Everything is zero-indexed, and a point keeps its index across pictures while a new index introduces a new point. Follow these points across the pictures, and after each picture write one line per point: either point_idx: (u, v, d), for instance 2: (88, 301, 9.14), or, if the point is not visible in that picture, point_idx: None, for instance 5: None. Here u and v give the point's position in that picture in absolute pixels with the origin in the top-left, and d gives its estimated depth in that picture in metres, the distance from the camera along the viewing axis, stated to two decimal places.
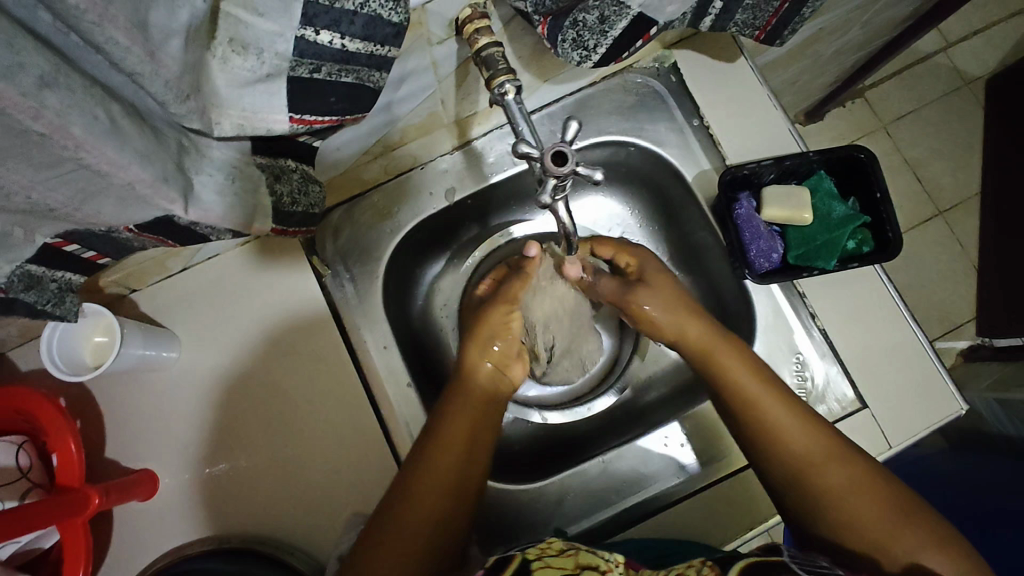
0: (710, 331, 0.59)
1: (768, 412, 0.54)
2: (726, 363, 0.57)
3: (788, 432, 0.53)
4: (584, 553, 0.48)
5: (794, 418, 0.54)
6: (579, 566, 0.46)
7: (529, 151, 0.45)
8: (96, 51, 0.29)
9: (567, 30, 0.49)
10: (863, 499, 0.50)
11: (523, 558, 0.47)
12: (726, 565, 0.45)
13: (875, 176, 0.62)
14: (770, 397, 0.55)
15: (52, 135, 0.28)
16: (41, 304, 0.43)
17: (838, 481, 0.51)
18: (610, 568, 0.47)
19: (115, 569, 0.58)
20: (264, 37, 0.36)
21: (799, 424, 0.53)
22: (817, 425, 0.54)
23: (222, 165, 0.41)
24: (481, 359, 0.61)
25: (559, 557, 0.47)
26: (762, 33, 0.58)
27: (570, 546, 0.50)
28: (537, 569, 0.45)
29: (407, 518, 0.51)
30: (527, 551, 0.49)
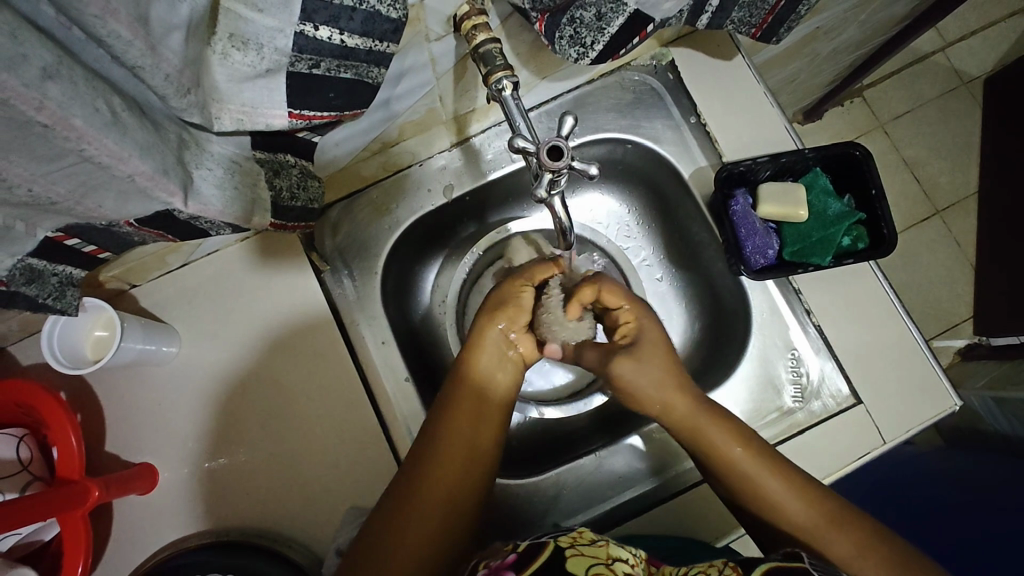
0: (693, 403, 0.57)
1: (761, 485, 0.53)
2: (713, 439, 0.56)
3: (776, 496, 0.53)
4: (613, 545, 0.49)
5: (777, 478, 0.53)
6: (610, 557, 0.47)
7: (524, 145, 0.46)
8: (97, 45, 0.30)
9: (564, 27, 0.50)
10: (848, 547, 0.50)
11: (556, 545, 0.47)
12: (748, 566, 0.47)
13: (870, 174, 0.63)
14: (760, 471, 0.54)
15: (54, 127, 0.28)
16: (43, 298, 0.44)
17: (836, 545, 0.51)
18: (635, 562, 0.48)
19: (114, 562, 0.58)
20: (265, 33, 0.36)
21: (785, 485, 0.53)
22: (807, 491, 0.53)
23: (221, 159, 0.41)
24: (492, 324, 0.62)
25: (589, 546, 0.48)
26: (758, 32, 0.58)
27: (600, 537, 0.50)
28: (571, 557, 0.46)
29: (408, 532, 0.51)
30: (559, 539, 0.49)
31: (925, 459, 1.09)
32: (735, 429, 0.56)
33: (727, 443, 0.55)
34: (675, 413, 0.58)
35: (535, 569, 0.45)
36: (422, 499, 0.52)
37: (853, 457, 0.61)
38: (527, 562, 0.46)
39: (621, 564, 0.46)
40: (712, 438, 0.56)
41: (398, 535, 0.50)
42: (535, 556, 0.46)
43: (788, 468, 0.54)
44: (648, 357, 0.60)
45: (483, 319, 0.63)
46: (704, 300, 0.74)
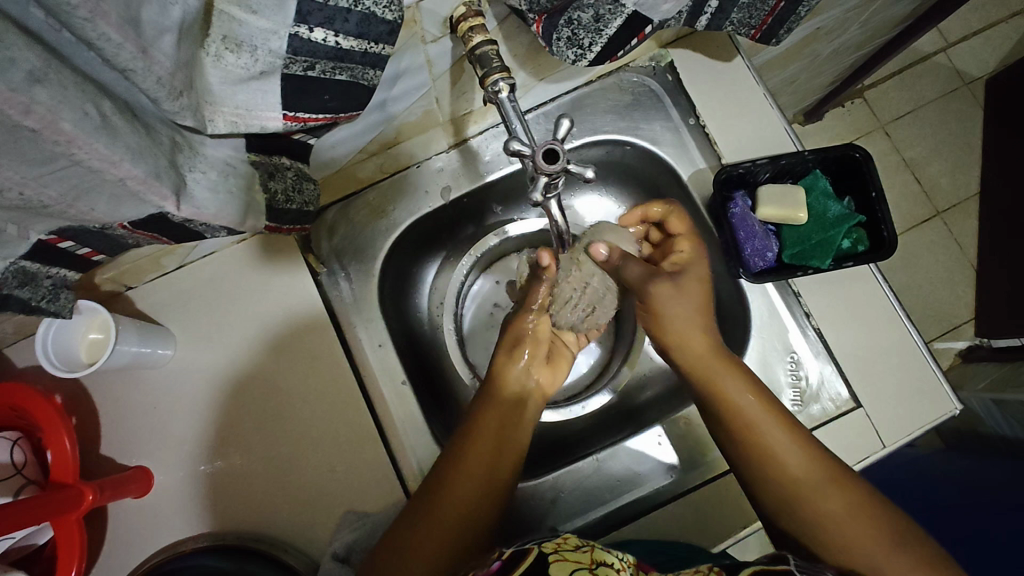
0: (709, 343, 0.58)
1: (768, 434, 0.54)
2: (725, 382, 0.56)
3: (807, 484, 0.52)
4: (598, 549, 0.48)
5: (810, 458, 0.52)
6: (594, 562, 0.46)
7: (520, 148, 0.45)
8: (88, 48, 0.29)
9: (562, 28, 0.49)
10: (881, 549, 0.49)
11: (540, 551, 0.47)
12: (735, 569, 0.47)
13: (870, 176, 0.62)
14: (767, 418, 0.54)
15: (42, 130, 0.28)
16: (36, 301, 0.44)
17: (852, 531, 0.50)
18: (622, 567, 0.47)
19: (109, 565, 0.58)
20: (259, 34, 0.36)
21: (816, 467, 0.52)
22: (809, 446, 0.53)
23: (215, 162, 0.41)
24: (513, 362, 0.63)
25: (574, 551, 0.47)
26: (757, 33, 0.58)
27: (585, 542, 0.49)
28: (554, 561, 0.45)
29: (436, 516, 0.52)
30: (544, 545, 0.49)
31: (925, 461, 1.09)
32: (771, 406, 0.55)
33: (767, 421, 0.54)
34: (690, 351, 0.58)
35: (520, 571, 0.45)
36: (461, 483, 0.53)
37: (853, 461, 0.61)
38: (513, 565, 0.46)
39: (605, 568, 0.46)
40: (724, 382, 0.56)
41: (433, 518, 0.52)
42: (518, 562, 0.46)
43: (822, 452, 0.53)
44: (689, 290, 0.58)
45: (501, 356, 0.64)
46: None
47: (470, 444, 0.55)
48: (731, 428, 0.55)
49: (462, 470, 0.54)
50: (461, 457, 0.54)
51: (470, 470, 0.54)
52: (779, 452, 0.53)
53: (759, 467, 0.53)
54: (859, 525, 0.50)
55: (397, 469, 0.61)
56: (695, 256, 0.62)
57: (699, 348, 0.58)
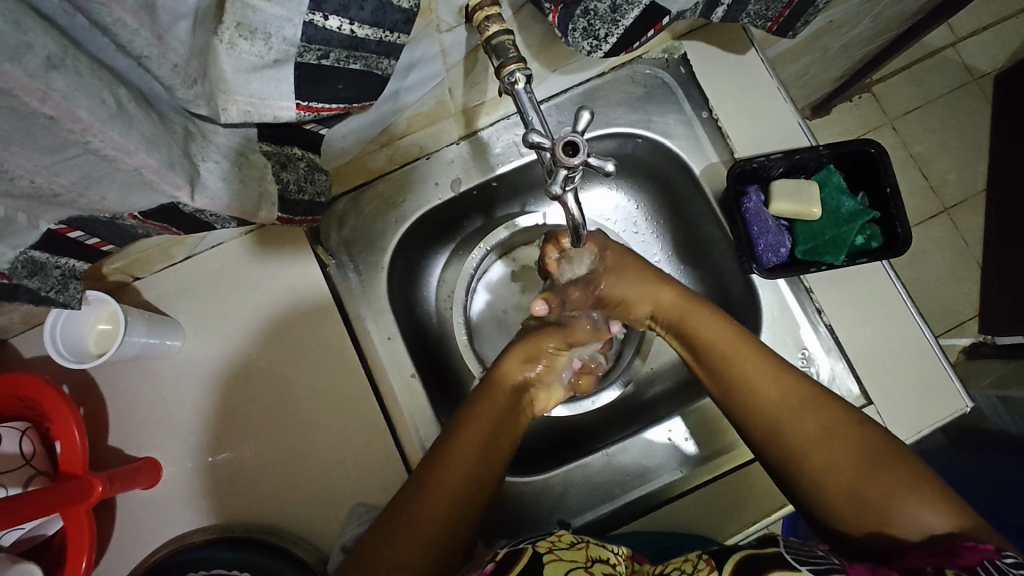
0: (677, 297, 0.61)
1: (745, 371, 0.56)
2: (700, 326, 0.59)
3: (788, 421, 0.53)
4: (593, 546, 0.48)
5: (790, 392, 0.54)
6: (589, 560, 0.46)
7: (540, 140, 0.45)
8: (102, 33, 0.29)
9: (578, 18, 0.48)
10: (876, 483, 0.49)
11: (535, 551, 0.47)
12: (721, 559, 0.46)
13: (886, 171, 0.62)
14: (743, 354, 0.56)
15: (58, 118, 0.27)
16: (45, 291, 0.43)
17: (838, 460, 0.51)
18: (617, 562, 0.48)
19: (117, 555, 0.58)
20: (273, 22, 0.35)
21: (799, 401, 0.54)
22: (789, 377, 0.55)
23: (227, 151, 0.40)
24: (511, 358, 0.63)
25: (569, 550, 0.47)
26: (774, 25, 0.57)
27: (579, 539, 0.49)
28: (549, 563, 0.45)
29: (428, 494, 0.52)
30: (538, 543, 0.48)
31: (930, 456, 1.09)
32: (753, 348, 0.57)
33: (751, 365, 0.56)
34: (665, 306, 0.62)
35: (518, 569, 0.45)
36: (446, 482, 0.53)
37: None
38: (510, 563, 0.46)
39: (600, 565, 0.46)
40: (699, 326, 0.59)
41: (418, 518, 0.51)
42: (512, 563, 0.46)
43: (804, 381, 0.55)
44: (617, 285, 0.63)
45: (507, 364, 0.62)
46: (714, 297, 0.73)
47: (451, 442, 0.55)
48: (717, 376, 0.57)
49: (447, 466, 0.53)
50: (447, 453, 0.54)
51: (453, 467, 0.54)
52: (760, 391, 0.55)
53: (742, 409, 0.56)
54: (847, 457, 0.50)
55: (406, 463, 0.61)
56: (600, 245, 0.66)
57: (668, 298, 0.62)
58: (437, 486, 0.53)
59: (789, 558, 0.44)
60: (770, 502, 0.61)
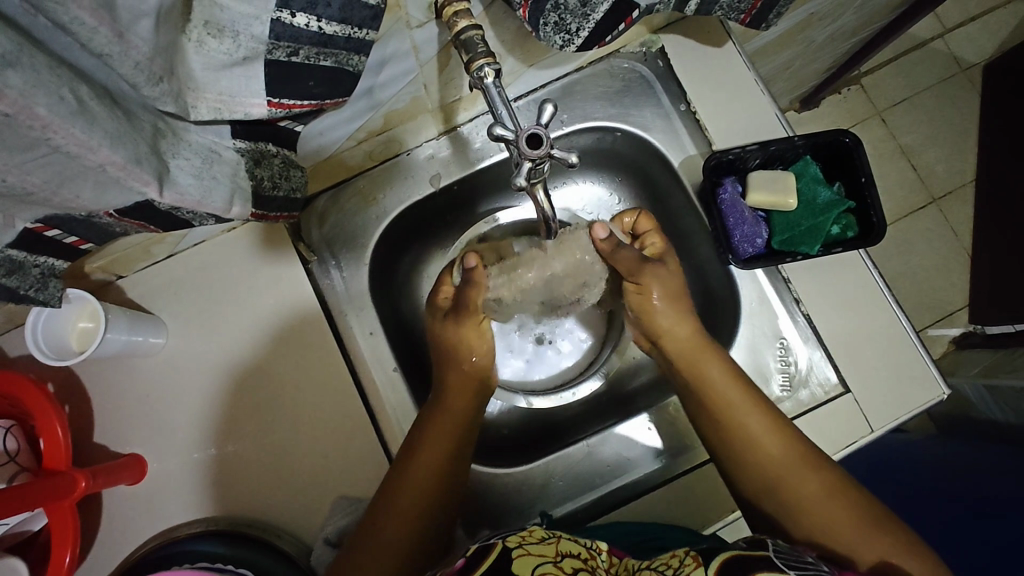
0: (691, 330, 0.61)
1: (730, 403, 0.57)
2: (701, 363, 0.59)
3: (759, 436, 0.56)
4: (564, 541, 0.49)
5: (768, 424, 0.56)
6: (558, 554, 0.47)
7: (504, 133, 0.46)
8: (65, 32, 0.29)
9: (549, 13, 0.49)
10: (843, 517, 0.51)
11: (504, 546, 0.48)
12: (709, 557, 0.46)
13: (860, 160, 0.62)
14: (735, 393, 0.58)
15: (16, 115, 0.27)
16: (24, 289, 0.43)
17: (808, 490, 0.53)
18: (590, 556, 0.49)
19: (103, 551, 0.58)
20: (239, 20, 0.36)
21: (788, 447, 0.55)
22: (771, 416, 0.57)
23: (199, 148, 0.41)
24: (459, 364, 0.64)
25: (538, 544, 0.48)
26: (747, 16, 0.57)
27: (551, 534, 0.50)
28: (517, 557, 0.46)
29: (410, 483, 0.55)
30: (508, 538, 0.49)
31: (917, 442, 1.10)
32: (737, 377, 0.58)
33: (752, 417, 0.56)
34: (676, 338, 0.61)
35: (483, 569, 0.46)
36: (401, 513, 0.54)
37: (843, 443, 0.62)
38: (476, 564, 0.46)
39: (569, 560, 0.47)
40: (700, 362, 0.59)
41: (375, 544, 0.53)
42: (485, 555, 0.47)
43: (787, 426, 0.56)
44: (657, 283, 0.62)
45: (450, 369, 0.64)
46: (696, 288, 0.73)
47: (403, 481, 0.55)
48: (701, 400, 0.59)
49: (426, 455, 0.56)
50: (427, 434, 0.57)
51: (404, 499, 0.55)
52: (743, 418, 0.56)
53: (727, 437, 0.57)
54: (823, 488, 0.53)
55: (388, 456, 0.62)
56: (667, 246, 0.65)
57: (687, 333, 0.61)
58: (410, 489, 0.55)
59: (779, 562, 0.45)
60: None
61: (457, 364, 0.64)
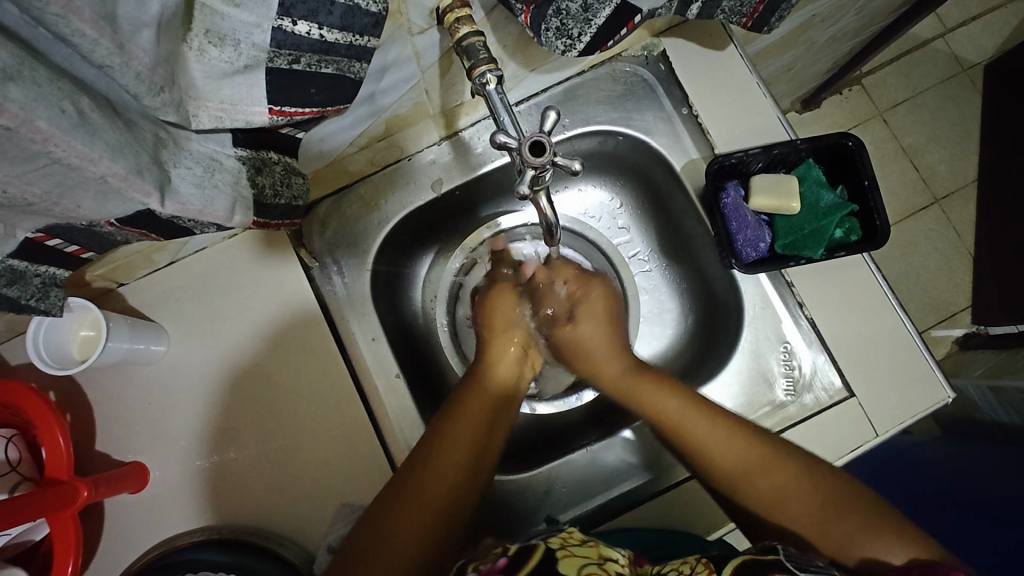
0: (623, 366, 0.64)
1: (695, 430, 0.57)
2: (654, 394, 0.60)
3: (725, 446, 0.56)
4: (604, 545, 0.50)
5: (729, 435, 0.56)
6: (601, 557, 0.48)
7: (507, 141, 0.46)
8: (64, 44, 0.29)
9: (551, 18, 0.48)
10: (821, 505, 0.53)
11: (548, 546, 0.48)
12: (720, 564, 0.47)
13: (863, 164, 0.62)
14: (695, 416, 0.57)
15: (18, 129, 0.27)
16: (25, 299, 0.43)
17: (785, 482, 0.54)
18: (625, 563, 0.49)
19: (106, 560, 0.58)
20: (241, 28, 0.36)
21: (756, 457, 0.55)
22: (735, 428, 0.56)
23: (200, 157, 0.41)
24: (506, 342, 0.67)
25: (581, 547, 0.48)
26: (750, 20, 0.57)
27: (590, 537, 0.51)
28: (562, 557, 0.46)
29: (427, 480, 0.54)
30: (550, 539, 0.50)
31: (922, 444, 1.10)
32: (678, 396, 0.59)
33: (715, 433, 0.56)
34: (604, 376, 0.65)
35: (528, 569, 0.45)
36: (418, 505, 0.53)
37: (848, 448, 0.61)
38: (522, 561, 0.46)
39: (611, 563, 0.47)
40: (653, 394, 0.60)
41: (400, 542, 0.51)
42: (524, 560, 0.46)
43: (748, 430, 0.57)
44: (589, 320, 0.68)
45: (497, 343, 0.67)
46: (699, 291, 0.73)
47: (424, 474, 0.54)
48: (649, 416, 0.60)
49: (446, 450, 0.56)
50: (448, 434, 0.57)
51: (422, 496, 0.53)
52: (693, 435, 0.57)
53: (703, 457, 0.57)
54: (779, 476, 0.54)
55: (392, 463, 0.62)
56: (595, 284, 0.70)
57: (609, 371, 0.65)
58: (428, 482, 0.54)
59: (789, 564, 0.45)
60: None
61: (504, 339, 0.67)
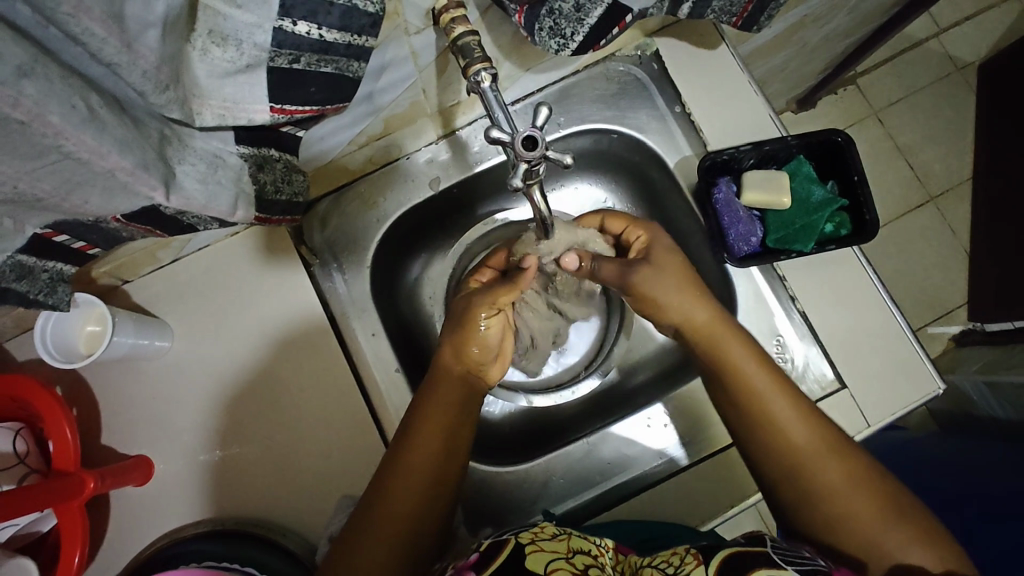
0: (715, 312, 0.58)
1: (770, 404, 0.54)
2: (733, 355, 0.56)
3: (787, 421, 0.53)
4: (575, 537, 0.51)
5: (797, 412, 0.54)
6: (570, 551, 0.48)
7: (500, 136, 0.47)
8: (75, 43, 0.30)
9: (544, 18, 0.50)
10: (868, 509, 0.50)
11: (518, 541, 0.49)
12: (709, 552, 0.48)
13: (853, 159, 0.64)
14: (773, 391, 0.54)
15: (31, 123, 0.29)
16: (33, 294, 0.45)
17: (835, 479, 0.51)
18: (598, 554, 0.50)
19: (110, 552, 0.59)
20: (243, 29, 0.37)
21: (818, 444, 0.52)
22: (806, 411, 0.54)
23: (205, 154, 0.42)
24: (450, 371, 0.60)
25: (551, 540, 0.49)
26: (739, 19, 0.58)
27: (562, 531, 0.52)
28: (531, 553, 0.47)
29: (392, 494, 0.54)
30: (521, 534, 0.50)
31: (919, 439, 1.11)
32: (782, 383, 0.55)
33: (788, 411, 0.54)
34: (695, 322, 0.57)
35: (494, 569, 0.46)
36: (385, 522, 0.53)
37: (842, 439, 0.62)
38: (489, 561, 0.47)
39: (581, 556, 0.48)
40: (732, 351, 0.56)
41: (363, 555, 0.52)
42: (496, 553, 0.48)
43: (822, 425, 0.54)
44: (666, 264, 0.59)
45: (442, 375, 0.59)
46: None
47: (374, 515, 0.53)
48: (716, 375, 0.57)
49: (407, 461, 0.54)
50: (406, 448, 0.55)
51: (388, 504, 0.53)
52: (769, 408, 0.54)
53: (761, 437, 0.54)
54: (841, 470, 0.51)
55: None
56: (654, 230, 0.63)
57: (702, 317, 0.57)
58: (392, 498, 0.53)
59: (777, 558, 0.46)
60: (751, 487, 0.63)
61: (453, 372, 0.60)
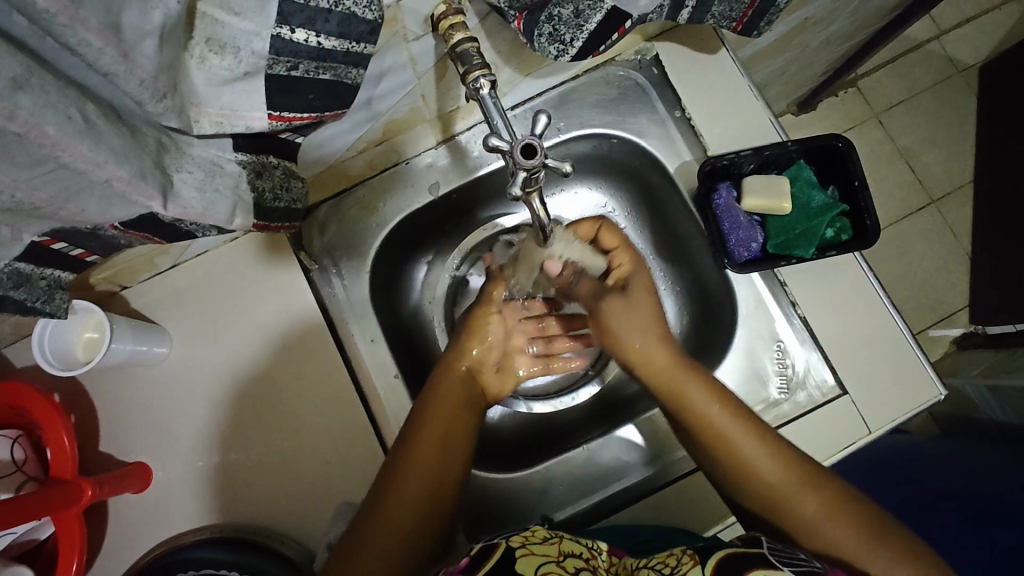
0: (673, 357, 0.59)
1: (731, 441, 0.54)
2: (689, 394, 0.56)
3: (752, 457, 0.53)
4: (565, 540, 0.50)
5: (764, 448, 0.53)
6: (562, 554, 0.48)
7: (499, 143, 0.47)
8: (71, 53, 0.30)
9: (543, 24, 0.50)
10: (849, 535, 0.50)
11: (507, 545, 0.48)
12: (704, 552, 0.48)
13: (853, 165, 0.64)
14: (734, 428, 0.54)
15: (27, 134, 0.28)
16: (31, 302, 0.44)
17: (807, 508, 0.51)
18: (591, 556, 0.50)
19: (109, 559, 0.59)
20: (241, 36, 0.37)
21: (785, 475, 0.52)
22: (771, 443, 0.54)
23: (201, 162, 0.42)
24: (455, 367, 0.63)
25: (541, 544, 0.49)
26: (739, 24, 0.58)
27: (552, 533, 0.51)
28: (521, 556, 0.47)
29: (392, 506, 0.53)
30: (511, 538, 0.50)
31: (921, 443, 1.10)
32: (744, 416, 0.55)
33: (752, 448, 0.53)
34: (655, 365, 0.59)
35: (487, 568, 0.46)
36: (386, 533, 0.52)
37: (842, 445, 0.62)
38: (482, 562, 0.47)
39: (571, 559, 0.48)
40: (688, 392, 0.57)
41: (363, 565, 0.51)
42: (489, 554, 0.48)
43: (791, 456, 0.53)
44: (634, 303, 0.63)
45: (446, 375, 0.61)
46: (694, 291, 0.74)
47: (371, 528, 0.52)
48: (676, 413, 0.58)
49: (407, 473, 0.54)
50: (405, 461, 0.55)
51: (391, 517, 0.53)
52: (731, 444, 0.54)
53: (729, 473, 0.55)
54: (815, 497, 0.51)
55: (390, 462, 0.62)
56: (636, 265, 0.65)
57: (660, 359, 0.59)
58: (393, 508, 0.53)
59: (772, 559, 0.46)
60: None
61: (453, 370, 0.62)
